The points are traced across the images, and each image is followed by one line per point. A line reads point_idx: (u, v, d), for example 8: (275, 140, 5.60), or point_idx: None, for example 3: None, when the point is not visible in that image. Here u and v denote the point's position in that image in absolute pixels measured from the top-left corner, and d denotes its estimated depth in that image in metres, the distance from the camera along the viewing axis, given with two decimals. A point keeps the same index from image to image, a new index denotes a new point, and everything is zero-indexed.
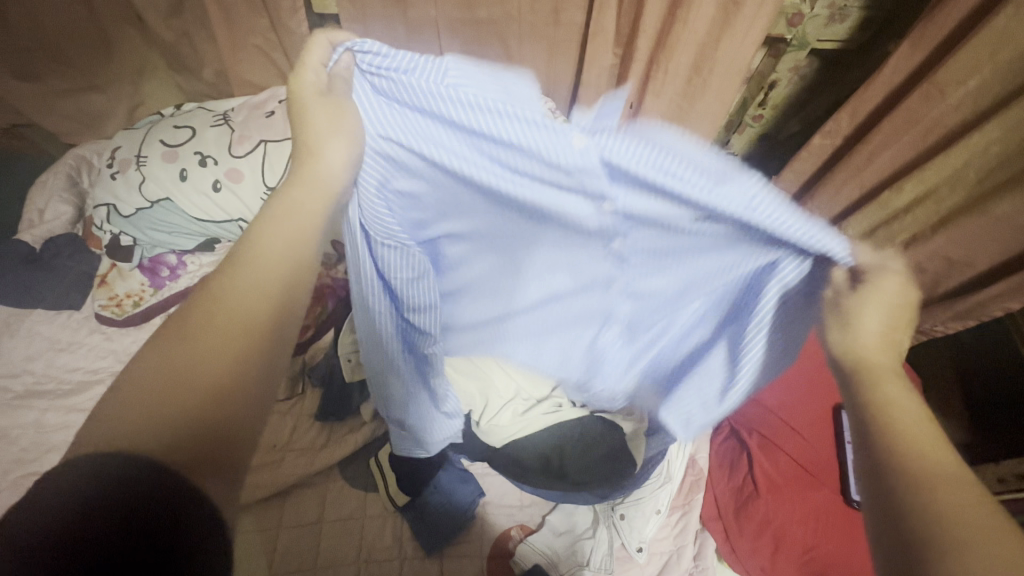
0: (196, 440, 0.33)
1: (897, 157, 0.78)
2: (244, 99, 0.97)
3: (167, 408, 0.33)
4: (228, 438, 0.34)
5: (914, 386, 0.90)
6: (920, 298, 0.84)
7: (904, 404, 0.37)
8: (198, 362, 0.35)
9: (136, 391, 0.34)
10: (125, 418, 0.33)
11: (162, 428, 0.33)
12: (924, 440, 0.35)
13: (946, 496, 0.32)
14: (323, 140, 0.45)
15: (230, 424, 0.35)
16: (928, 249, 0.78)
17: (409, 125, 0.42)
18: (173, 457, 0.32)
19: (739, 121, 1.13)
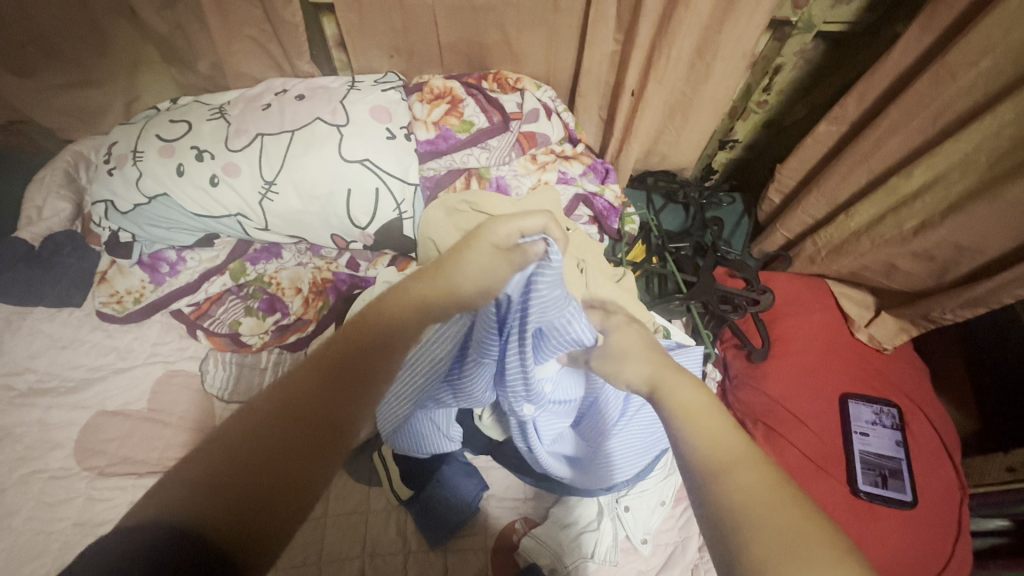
0: (234, 526, 0.35)
1: (906, 142, 0.76)
2: (241, 93, 0.96)
3: (242, 465, 0.37)
4: (286, 501, 0.37)
5: (923, 374, 0.89)
6: (929, 286, 0.82)
7: (684, 392, 0.49)
8: (279, 428, 0.40)
9: (214, 453, 0.38)
10: (192, 485, 0.36)
11: (201, 501, 0.35)
12: (713, 430, 0.44)
13: (744, 492, 0.39)
14: (461, 273, 0.55)
15: (270, 503, 0.37)
16: (936, 236, 0.75)
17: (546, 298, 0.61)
18: (233, 518, 0.35)
19: (744, 107, 1.11)
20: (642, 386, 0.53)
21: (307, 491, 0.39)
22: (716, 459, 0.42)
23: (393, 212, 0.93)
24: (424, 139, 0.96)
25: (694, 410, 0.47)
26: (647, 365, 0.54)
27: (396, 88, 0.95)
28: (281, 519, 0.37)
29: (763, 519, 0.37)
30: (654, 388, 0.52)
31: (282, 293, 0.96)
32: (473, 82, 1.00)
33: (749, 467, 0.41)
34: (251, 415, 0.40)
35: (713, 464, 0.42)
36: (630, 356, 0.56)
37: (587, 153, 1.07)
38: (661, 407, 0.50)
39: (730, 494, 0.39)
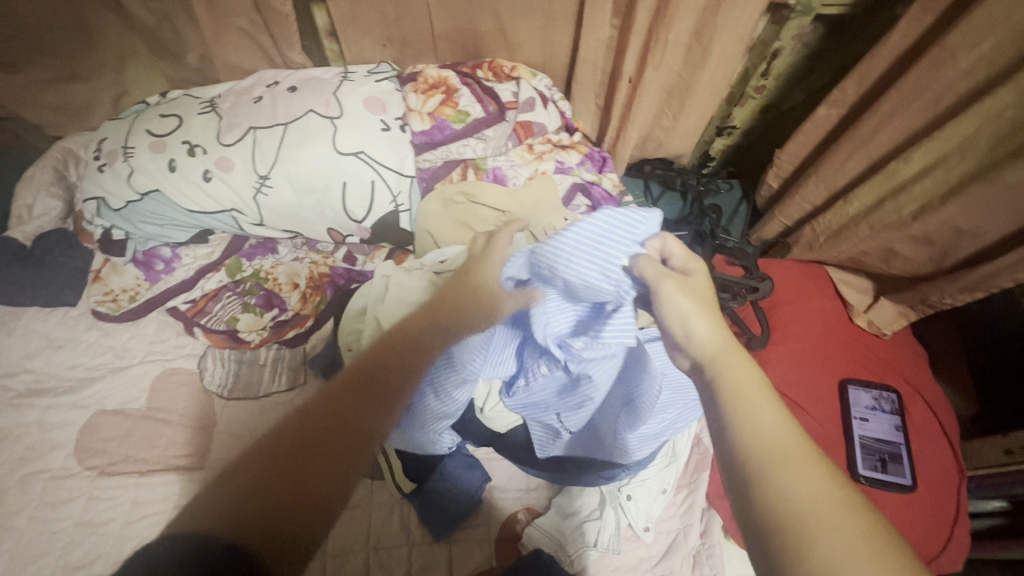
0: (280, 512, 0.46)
1: (906, 126, 0.76)
2: (231, 85, 0.95)
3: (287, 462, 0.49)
4: (310, 506, 0.48)
5: (923, 358, 0.89)
6: (927, 270, 0.82)
7: (742, 374, 0.50)
8: (299, 455, 0.50)
9: (262, 463, 0.49)
10: (266, 461, 0.49)
11: (235, 516, 0.44)
12: (766, 419, 0.47)
13: (799, 490, 0.43)
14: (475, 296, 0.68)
15: (294, 513, 0.47)
16: (936, 220, 0.75)
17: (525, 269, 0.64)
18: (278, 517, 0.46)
19: (741, 92, 1.11)
20: (699, 351, 0.53)
21: (318, 502, 0.49)
22: (774, 453, 0.45)
23: (389, 204, 0.92)
24: (418, 130, 0.94)
25: (748, 397, 0.48)
26: (716, 331, 0.53)
27: (390, 79, 0.94)
28: (297, 528, 0.46)
29: (813, 514, 0.42)
30: (712, 361, 0.51)
31: (279, 288, 0.95)
32: (468, 71, 0.98)
33: (803, 462, 0.45)
34: (277, 444, 0.51)
35: (769, 459, 0.45)
36: (696, 311, 0.53)
37: (584, 142, 1.06)
38: (712, 385, 0.51)
39: (780, 489, 0.43)
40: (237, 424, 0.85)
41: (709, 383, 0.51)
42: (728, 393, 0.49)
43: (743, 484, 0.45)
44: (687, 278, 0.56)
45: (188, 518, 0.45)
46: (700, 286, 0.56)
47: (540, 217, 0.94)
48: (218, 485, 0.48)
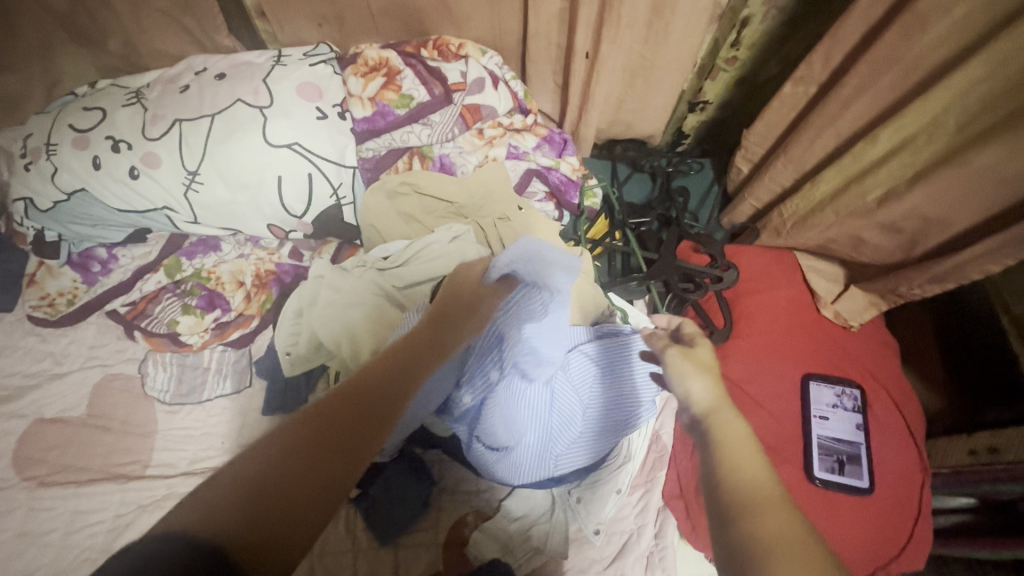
0: (274, 500, 0.37)
1: (875, 103, 0.69)
2: (159, 73, 0.89)
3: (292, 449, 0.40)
4: (309, 500, 0.38)
5: (892, 352, 0.84)
6: (897, 260, 0.76)
7: (733, 427, 0.53)
8: (322, 441, 0.41)
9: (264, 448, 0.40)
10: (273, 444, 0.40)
11: (232, 515, 0.36)
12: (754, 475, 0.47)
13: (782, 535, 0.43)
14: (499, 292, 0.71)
15: (298, 518, 0.37)
16: (903, 207, 0.69)
17: (540, 274, 0.76)
18: (265, 506, 0.37)
19: (712, 65, 1.03)
20: (697, 408, 0.56)
21: (325, 501, 0.39)
22: (759, 500, 0.45)
23: (329, 198, 0.88)
24: (360, 117, 0.89)
25: (734, 448, 0.50)
26: (710, 390, 0.58)
27: (327, 62, 0.88)
28: (299, 536, 0.37)
29: (787, 557, 0.41)
30: (711, 412, 0.55)
31: (222, 288, 0.91)
32: (411, 51, 0.92)
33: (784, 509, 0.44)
34: (293, 429, 0.42)
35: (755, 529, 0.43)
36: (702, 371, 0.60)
37: (542, 124, 1.00)
38: (706, 436, 0.53)
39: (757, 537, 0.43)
40: (180, 430, 0.83)
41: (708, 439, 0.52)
42: (727, 454, 0.49)
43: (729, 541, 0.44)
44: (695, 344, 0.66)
45: (181, 510, 0.36)
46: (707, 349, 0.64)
47: (491, 207, 0.90)
48: (216, 474, 0.38)
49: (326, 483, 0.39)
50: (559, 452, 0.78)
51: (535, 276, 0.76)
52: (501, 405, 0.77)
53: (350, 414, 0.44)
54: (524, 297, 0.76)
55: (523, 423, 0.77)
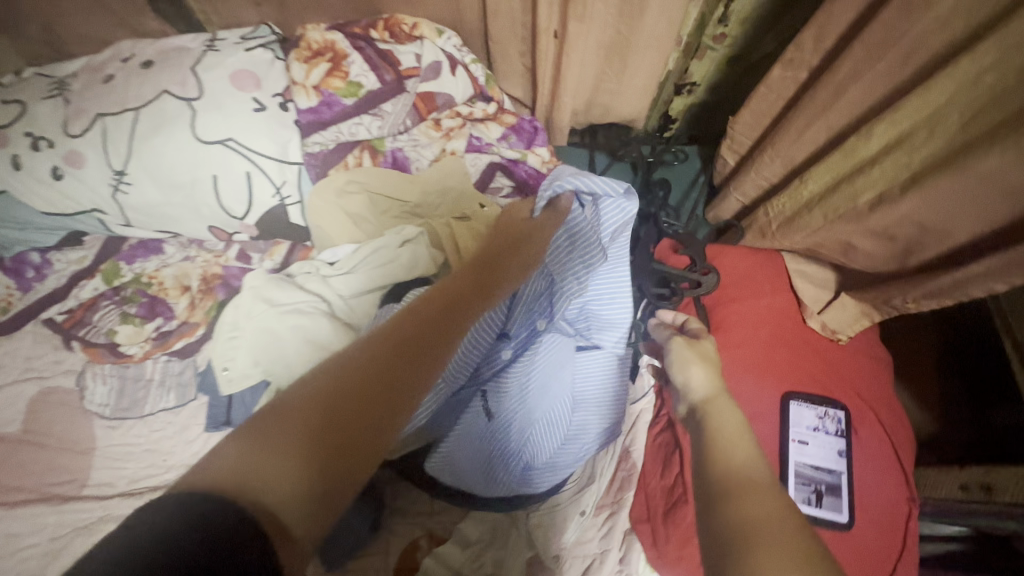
0: (333, 430, 0.38)
1: (870, 91, 0.60)
2: (87, 60, 0.80)
3: (348, 384, 0.41)
4: (363, 436, 0.39)
5: (884, 368, 0.77)
6: (891, 269, 0.68)
7: (727, 415, 0.57)
8: (382, 378, 0.43)
9: (330, 374, 0.42)
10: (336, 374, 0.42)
11: (304, 437, 0.37)
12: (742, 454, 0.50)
13: (761, 514, 0.43)
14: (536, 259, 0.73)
15: (340, 462, 0.37)
16: (897, 213, 0.61)
17: (586, 242, 0.71)
18: (325, 436, 0.38)
19: (698, 44, 0.93)
20: (696, 396, 0.62)
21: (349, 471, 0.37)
22: (743, 476, 0.48)
23: (272, 198, 0.81)
24: (305, 108, 0.81)
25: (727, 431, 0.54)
26: (709, 380, 0.63)
27: (268, 48, 0.80)
28: (355, 468, 0.38)
29: (770, 531, 0.42)
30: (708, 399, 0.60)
31: (165, 293, 0.86)
32: (360, 32, 0.83)
33: (764, 487, 0.46)
34: (357, 362, 0.43)
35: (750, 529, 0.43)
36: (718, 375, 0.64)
37: (510, 111, 0.92)
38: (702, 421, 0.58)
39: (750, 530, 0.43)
40: (119, 447, 0.79)
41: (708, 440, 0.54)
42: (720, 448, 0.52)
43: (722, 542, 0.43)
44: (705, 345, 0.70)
45: (261, 424, 0.37)
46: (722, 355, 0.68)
47: (449, 206, 0.83)
48: (267, 410, 0.39)
49: (357, 450, 0.38)
50: (545, 443, 0.73)
51: (578, 246, 0.72)
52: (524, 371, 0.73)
53: (391, 371, 0.44)
54: (565, 265, 0.73)
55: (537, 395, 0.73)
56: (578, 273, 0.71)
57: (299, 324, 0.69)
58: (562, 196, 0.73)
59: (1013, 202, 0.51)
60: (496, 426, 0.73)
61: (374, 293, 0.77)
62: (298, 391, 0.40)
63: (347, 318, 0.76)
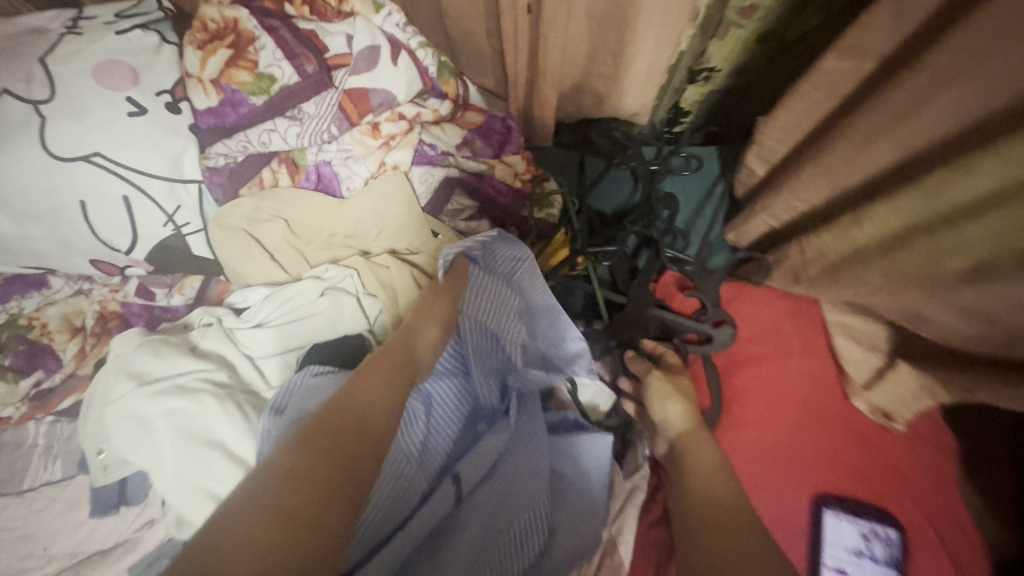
0: (312, 509, 0.38)
1: (967, 106, 0.40)
2: None
3: (330, 452, 0.41)
4: (343, 511, 0.39)
5: (954, 468, 0.58)
6: (973, 351, 0.48)
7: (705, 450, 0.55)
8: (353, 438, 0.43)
9: (312, 433, 0.42)
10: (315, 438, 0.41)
11: (275, 529, 0.35)
12: (719, 490, 0.50)
13: (715, 509, 0.48)
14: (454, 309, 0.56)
15: (316, 548, 0.36)
16: (998, 290, 0.41)
17: (491, 288, 0.56)
18: (300, 517, 0.37)
19: (719, 18, 0.72)
20: (671, 432, 0.58)
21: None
22: (710, 518, 0.47)
23: (163, 228, 0.64)
24: (204, 108, 0.62)
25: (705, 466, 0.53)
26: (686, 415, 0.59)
27: (153, 31, 0.62)
28: (334, 545, 0.37)
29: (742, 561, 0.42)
30: (682, 437, 0.57)
31: (50, 338, 0.70)
32: (272, 7, 0.62)
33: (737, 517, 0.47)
34: (331, 422, 0.43)
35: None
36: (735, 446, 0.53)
37: (477, 109, 0.72)
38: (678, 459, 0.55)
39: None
40: None
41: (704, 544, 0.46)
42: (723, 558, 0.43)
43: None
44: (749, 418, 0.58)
45: (237, 512, 0.36)
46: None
47: (390, 236, 0.66)
48: (244, 490, 0.38)
49: (339, 515, 0.39)
50: (515, 552, 0.52)
51: (484, 295, 0.56)
52: (496, 445, 0.56)
53: (363, 425, 0.44)
54: (484, 315, 0.56)
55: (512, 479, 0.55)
56: (502, 324, 0.56)
57: (180, 407, 0.53)
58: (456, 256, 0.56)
59: None
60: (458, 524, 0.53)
61: (289, 353, 0.60)
62: (283, 458, 0.40)
63: (252, 387, 0.59)
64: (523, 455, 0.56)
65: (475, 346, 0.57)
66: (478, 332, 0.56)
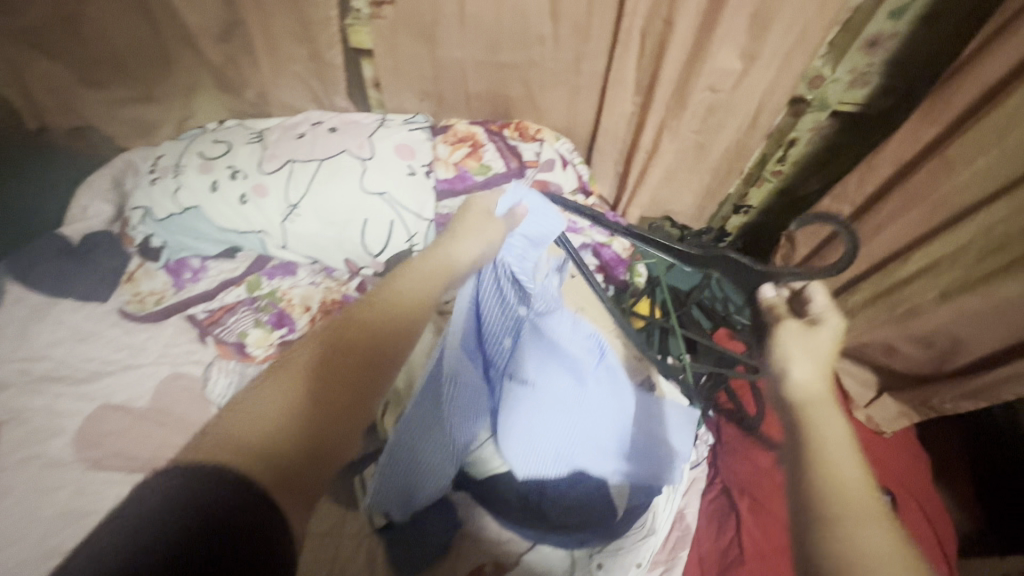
0: (276, 452, 0.48)
1: (906, 232, 0.77)
2: (281, 120, 1.03)
3: (293, 407, 0.52)
4: (310, 457, 0.50)
5: (918, 459, 0.89)
6: (929, 373, 0.84)
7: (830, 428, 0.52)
8: (312, 389, 0.53)
9: (275, 385, 0.53)
10: (277, 394, 0.52)
11: (243, 449, 0.47)
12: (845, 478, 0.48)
13: (840, 498, 0.46)
14: (460, 243, 0.73)
15: (290, 453, 0.48)
16: (933, 322, 0.78)
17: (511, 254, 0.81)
18: (255, 471, 0.46)
19: (758, 175, 1.13)
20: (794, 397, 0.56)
21: (365, 410, 0.56)
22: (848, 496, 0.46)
23: (405, 243, 0.97)
24: (443, 178, 1.00)
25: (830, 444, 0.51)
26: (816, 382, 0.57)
27: (422, 128, 1.00)
28: (298, 464, 0.48)
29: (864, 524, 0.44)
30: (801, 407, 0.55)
31: (291, 308, 0.98)
32: (496, 129, 1.03)
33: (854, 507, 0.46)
34: (296, 373, 0.54)
35: (838, 496, 0.47)
36: (800, 356, 0.59)
37: (601, 205, 1.11)
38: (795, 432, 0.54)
39: (848, 537, 0.44)
40: None
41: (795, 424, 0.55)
42: (809, 431, 0.52)
43: (804, 494, 0.48)
44: (812, 330, 0.61)
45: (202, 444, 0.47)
46: (823, 341, 0.60)
47: None
48: (230, 420, 0.50)
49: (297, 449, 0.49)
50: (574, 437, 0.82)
51: (501, 263, 0.82)
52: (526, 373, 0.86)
53: (326, 376, 0.55)
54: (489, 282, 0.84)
55: (570, 397, 0.85)
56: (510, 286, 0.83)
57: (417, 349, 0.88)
58: (515, 210, 0.79)
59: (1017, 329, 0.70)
60: (517, 406, 0.84)
61: None
62: (251, 406, 0.51)
63: None
64: (554, 368, 0.86)
65: (491, 301, 0.84)
66: (497, 296, 0.84)
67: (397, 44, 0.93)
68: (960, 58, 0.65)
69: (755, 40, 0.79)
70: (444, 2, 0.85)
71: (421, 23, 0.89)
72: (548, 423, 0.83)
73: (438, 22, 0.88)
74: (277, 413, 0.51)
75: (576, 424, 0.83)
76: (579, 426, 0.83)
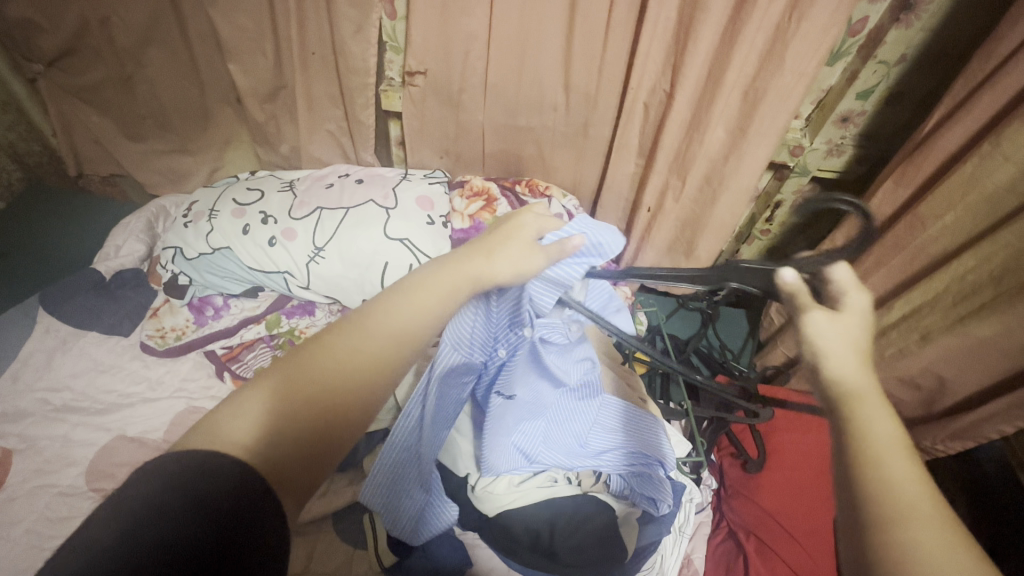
0: (290, 454, 0.41)
1: (887, 280, 0.86)
2: (309, 172, 1.11)
3: (308, 402, 0.43)
4: (315, 457, 0.42)
5: None
6: (919, 415, 0.91)
7: (880, 422, 0.41)
8: (320, 392, 0.44)
9: (286, 378, 0.44)
10: (294, 388, 0.43)
11: (256, 450, 0.40)
12: (901, 476, 0.39)
13: (902, 507, 0.37)
14: (497, 259, 0.59)
15: (297, 456, 0.41)
16: (919, 363, 0.85)
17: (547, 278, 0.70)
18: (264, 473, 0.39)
19: (749, 233, 1.24)
20: (834, 387, 0.44)
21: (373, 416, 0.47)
22: (902, 506, 0.37)
23: None
24: (459, 228, 1.05)
25: (885, 445, 0.40)
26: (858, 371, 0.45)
27: (441, 183, 1.09)
28: (309, 468, 0.42)
29: (926, 535, 0.36)
30: (844, 399, 0.43)
31: None
32: (509, 186, 1.12)
33: (920, 517, 0.37)
34: (302, 370, 0.45)
35: (895, 509, 0.37)
36: (830, 344, 0.46)
37: None
38: (839, 424, 0.43)
39: (910, 549, 0.36)
40: None
41: (834, 421, 0.43)
42: (852, 427, 0.42)
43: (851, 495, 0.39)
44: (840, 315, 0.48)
45: (204, 440, 0.39)
46: (851, 327, 0.47)
47: None
48: (232, 413, 0.41)
49: (310, 451, 0.42)
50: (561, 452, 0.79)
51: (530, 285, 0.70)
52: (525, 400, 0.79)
53: (345, 376, 0.46)
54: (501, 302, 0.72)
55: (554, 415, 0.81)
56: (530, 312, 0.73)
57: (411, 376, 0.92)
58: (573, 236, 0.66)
59: (998, 369, 0.77)
60: (506, 434, 0.78)
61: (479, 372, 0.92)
62: (254, 402, 0.42)
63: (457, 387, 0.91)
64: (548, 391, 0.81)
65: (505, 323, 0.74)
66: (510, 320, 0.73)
67: (425, 108, 1.04)
68: (924, 131, 0.77)
69: (744, 113, 0.90)
70: (471, 74, 0.97)
71: (448, 91, 1.01)
72: (534, 444, 0.79)
73: (464, 91, 1.00)
74: (288, 407, 0.43)
75: (561, 440, 0.80)
76: (565, 443, 0.80)
